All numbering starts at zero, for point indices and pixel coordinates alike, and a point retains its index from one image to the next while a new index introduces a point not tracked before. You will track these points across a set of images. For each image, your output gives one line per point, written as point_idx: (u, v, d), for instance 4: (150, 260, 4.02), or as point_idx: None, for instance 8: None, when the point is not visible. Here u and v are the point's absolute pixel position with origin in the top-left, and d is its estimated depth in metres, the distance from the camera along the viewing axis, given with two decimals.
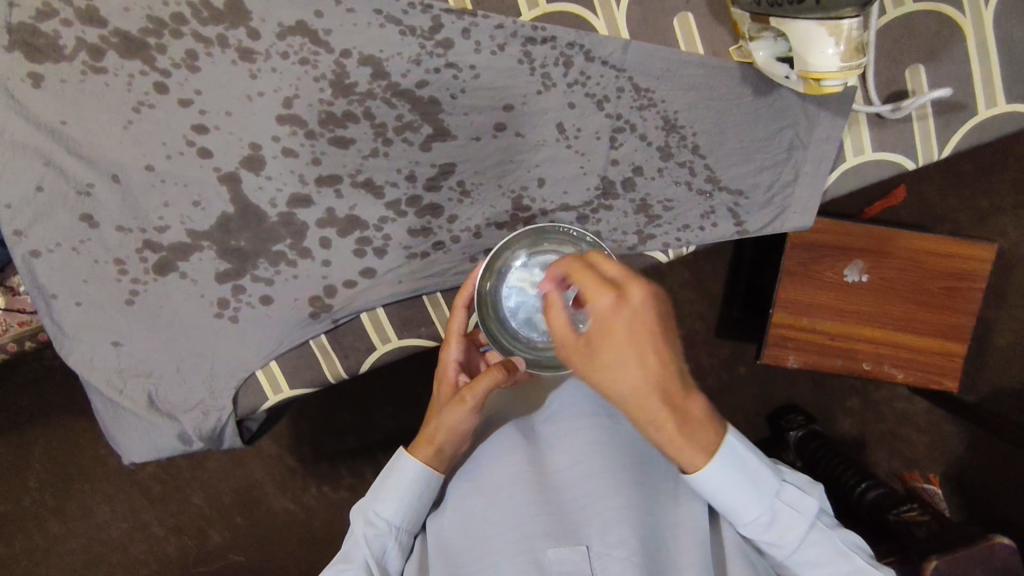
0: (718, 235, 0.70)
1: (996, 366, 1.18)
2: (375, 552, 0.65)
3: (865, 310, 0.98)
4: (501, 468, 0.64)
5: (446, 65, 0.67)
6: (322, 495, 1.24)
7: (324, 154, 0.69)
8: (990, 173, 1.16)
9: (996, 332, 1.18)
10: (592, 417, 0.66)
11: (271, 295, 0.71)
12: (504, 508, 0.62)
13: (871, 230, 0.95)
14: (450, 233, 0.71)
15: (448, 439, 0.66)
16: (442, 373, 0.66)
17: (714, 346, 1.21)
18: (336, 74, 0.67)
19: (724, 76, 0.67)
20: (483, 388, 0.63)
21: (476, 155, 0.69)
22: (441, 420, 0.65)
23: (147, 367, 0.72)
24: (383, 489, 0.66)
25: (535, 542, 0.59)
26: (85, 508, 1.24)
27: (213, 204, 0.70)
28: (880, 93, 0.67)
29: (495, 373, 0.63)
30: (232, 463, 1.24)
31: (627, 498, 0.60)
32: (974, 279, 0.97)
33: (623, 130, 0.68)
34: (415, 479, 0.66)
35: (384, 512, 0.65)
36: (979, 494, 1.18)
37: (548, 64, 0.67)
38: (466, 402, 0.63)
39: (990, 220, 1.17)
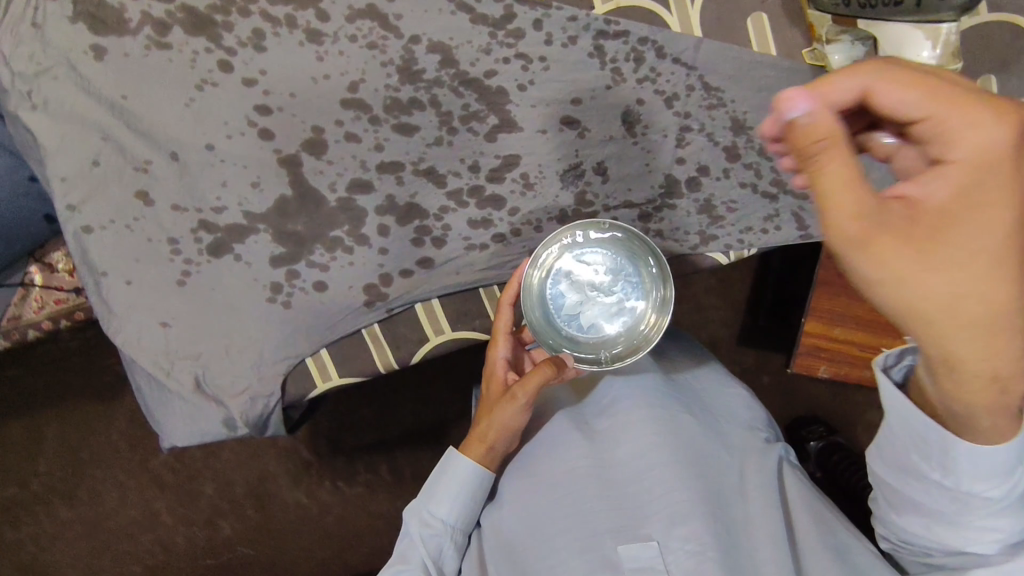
0: (782, 238, 0.69)
1: None
2: (432, 552, 0.66)
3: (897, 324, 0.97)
4: (560, 464, 0.65)
5: (516, 56, 0.66)
6: (338, 489, 1.23)
7: (387, 141, 0.68)
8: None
9: None
10: (648, 408, 0.65)
11: (325, 281, 0.70)
12: (569, 505, 0.63)
13: None
14: (510, 226, 0.70)
15: (500, 437, 0.66)
16: (492, 371, 0.67)
17: (741, 352, 1.20)
18: (404, 59, 0.66)
19: (796, 78, 0.66)
20: (532, 385, 0.63)
21: (541, 148, 0.68)
22: (492, 417, 0.65)
23: (195, 349, 0.71)
24: (437, 489, 0.66)
25: (604, 539, 0.62)
26: (98, 492, 1.22)
27: (271, 186, 0.69)
28: None
29: (545, 369, 0.63)
30: (251, 452, 1.22)
31: (693, 494, 0.60)
32: None
33: (691, 129, 0.68)
34: (467, 476, 0.66)
35: (438, 512, 0.66)
36: None
37: (619, 59, 0.66)
38: (516, 400, 0.63)
39: None
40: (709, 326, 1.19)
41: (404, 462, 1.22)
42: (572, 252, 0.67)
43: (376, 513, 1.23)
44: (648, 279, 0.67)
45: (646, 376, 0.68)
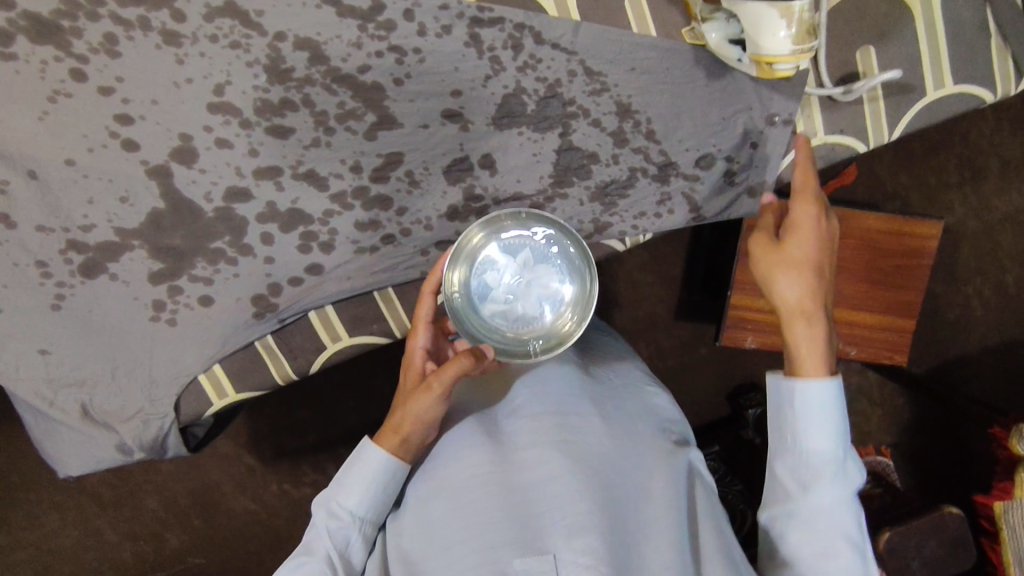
0: (673, 222, 0.69)
1: (941, 339, 1.23)
2: (337, 543, 0.63)
3: None
4: (464, 470, 0.62)
5: (389, 49, 0.64)
6: (284, 491, 1.21)
7: (262, 145, 0.65)
8: (936, 150, 1.18)
9: (941, 307, 1.23)
10: (555, 413, 0.64)
11: (210, 295, 0.68)
12: (469, 512, 0.60)
13: (825, 210, 0.95)
14: (399, 225, 0.68)
15: (414, 428, 0.64)
16: (409, 361, 0.65)
17: (672, 328, 1.20)
18: (271, 58, 0.63)
19: (677, 58, 0.65)
20: (449, 376, 0.61)
21: (425, 143, 0.66)
22: (407, 407, 0.64)
23: (78, 375, 0.67)
24: (348, 479, 0.64)
25: (500, 551, 0.57)
26: (26, 518, 1.18)
27: (142, 200, 0.65)
28: (832, 74, 0.66)
29: (462, 360, 0.61)
30: (183, 466, 1.19)
31: (592, 501, 0.58)
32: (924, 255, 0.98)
33: (576, 116, 0.66)
34: (381, 468, 0.64)
35: (347, 503, 0.64)
36: (930, 465, 1.22)
37: (496, 47, 0.64)
38: (433, 389, 0.62)
39: (938, 197, 1.19)
40: (639, 304, 1.19)
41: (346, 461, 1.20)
42: (496, 244, 0.66)
43: None
44: (571, 267, 0.66)
45: (556, 380, 0.67)
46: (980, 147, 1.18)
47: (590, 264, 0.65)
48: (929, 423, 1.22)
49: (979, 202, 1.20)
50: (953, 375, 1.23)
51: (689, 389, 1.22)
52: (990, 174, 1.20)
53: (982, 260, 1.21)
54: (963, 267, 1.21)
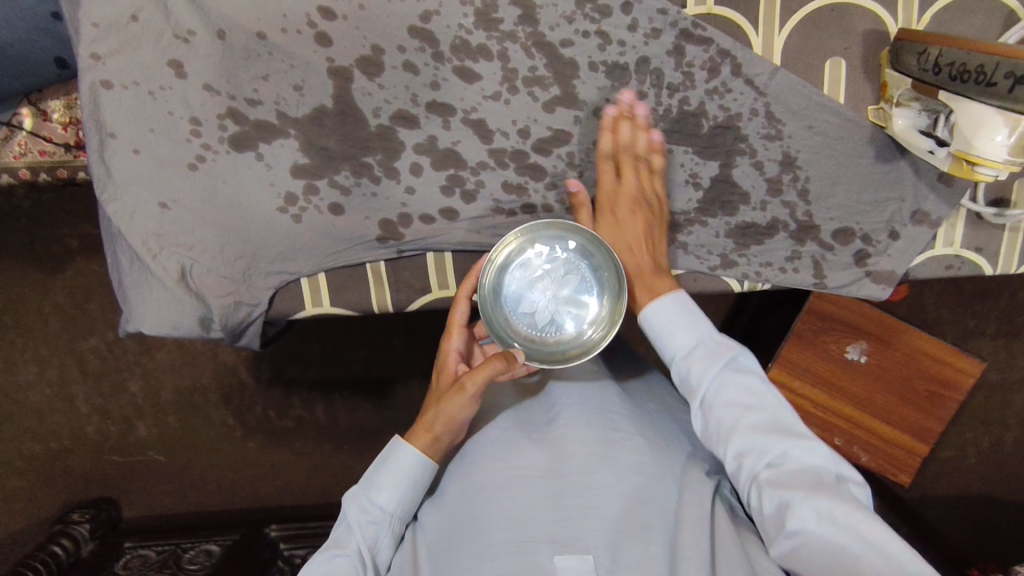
0: (795, 280, 0.71)
1: (938, 473, 1.27)
2: (368, 539, 0.63)
3: (855, 391, 1.02)
4: (500, 465, 0.64)
5: (596, 33, 0.65)
6: (267, 417, 1.16)
7: (445, 81, 0.66)
8: (988, 298, 1.23)
9: (948, 443, 1.27)
10: (595, 424, 0.65)
11: (342, 205, 0.68)
12: (505, 504, 0.61)
13: (883, 318, 1.01)
14: (544, 199, 0.69)
15: (446, 428, 0.64)
16: (442, 362, 0.64)
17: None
18: (485, 4, 0.64)
19: (856, 131, 0.67)
20: (481, 378, 0.60)
21: (594, 130, 0.67)
22: (439, 409, 0.63)
23: (189, 239, 0.67)
24: (379, 477, 0.64)
25: (538, 545, 0.59)
26: (13, 360, 1.13)
27: (313, 93, 0.65)
28: (986, 195, 0.69)
29: (494, 363, 0.60)
30: (187, 360, 1.14)
31: (638, 519, 0.60)
32: (957, 390, 1.02)
33: (742, 153, 0.68)
34: (418, 467, 0.65)
35: (377, 499, 0.64)
36: None
37: (694, 66, 0.66)
38: (465, 391, 0.61)
39: (973, 340, 1.25)
40: None
41: (341, 408, 1.16)
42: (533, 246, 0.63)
43: (304, 450, 1.17)
44: (603, 284, 0.63)
45: (594, 394, 0.69)
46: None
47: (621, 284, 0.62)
48: None
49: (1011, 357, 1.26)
50: (938, 510, 1.28)
51: None
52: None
53: (995, 412, 1.26)
54: (978, 411, 1.26)
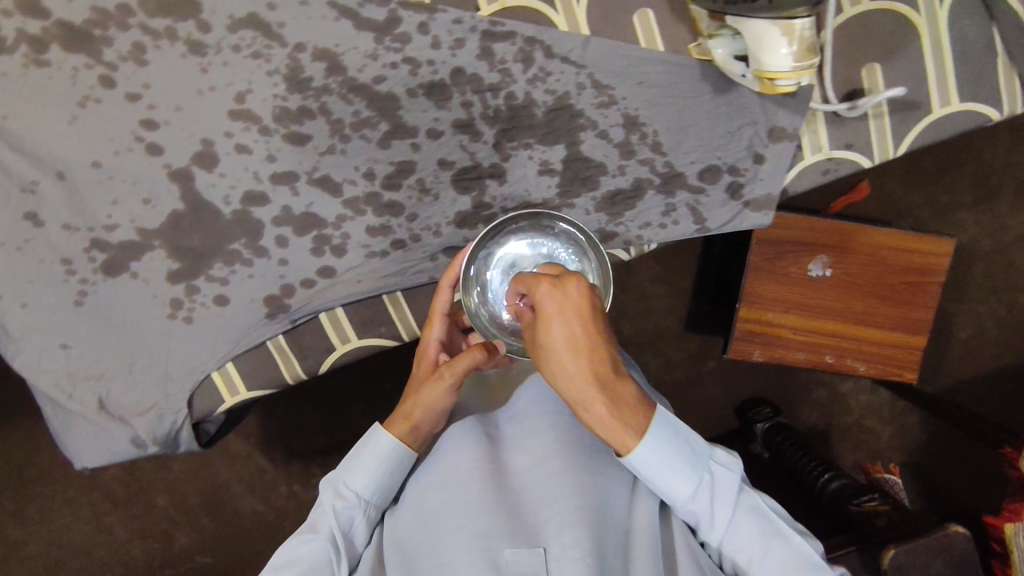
0: (678, 232, 0.70)
1: (959, 356, 1.26)
2: (342, 523, 0.62)
3: (830, 305, 0.96)
4: (461, 462, 0.62)
5: (404, 61, 0.66)
6: (292, 493, 1.19)
7: (279, 151, 0.67)
8: (951, 170, 1.23)
9: (959, 324, 1.26)
10: (549, 417, 0.65)
11: (226, 294, 0.70)
12: (465, 503, 0.59)
13: (834, 226, 0.93)
14: (409, 231, 0.70)
15: (426, 415, 0.65)
16: (423, 351, 0.65)
17: (685, 338, 1.21)
18: (290, 68, 0.65)
19: (685, 73, 0.67)
20: (462, 365, 0.62)
21: (434, 151, 0.68)
22: (419, 396, 0.64)
23: (97, 370, 0.70)
24: (356, 460, 0.64)
25: (494, 540, 0.57)
26: (49, 509, 1.17)
27: (163, 202, 0.68)
28: (837, 91, 0.67)
29: (475, 353, 0.61)
30: (200, 463, 1.18)
31: (587, 499, 0.58)
32: (934, 274, 0.95)
33: (584, 128, 0.68)
34: (393, 454, 0.64)
35: (354, 484, 0.63)
36: (939, 481, 1.24)
37: (507, 63, 0.66)
38: (444, 378, 0.62)
39: (952, 214, 1.24)
40: (654, 314, 1.19)
41: None
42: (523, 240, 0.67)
43: None
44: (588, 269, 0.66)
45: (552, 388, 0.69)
46: (994, 165, 1.23)
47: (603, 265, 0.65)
48: (938, 439, 1.24)
49: (991, 222, 1.24)
50: (964, 392, 1.27)
51: (700, 400, 1.23)
52: (1001, 193, 1.24)
53: (995, 279, 1.24)
54: (980, 283, 1.25)
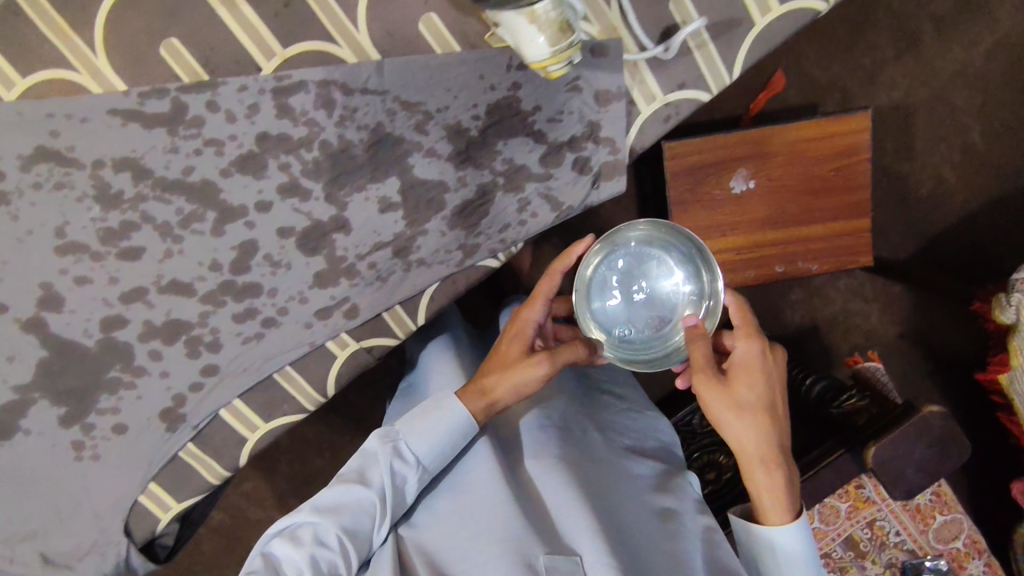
0: (539, 225, 0.68)
1: (925, 212, 1.27)
2: (394, 480, 0.62)
3: (765, 216, 0.91)
4: (481, 473, 0.63)
5: (206, 144, 0.63)
6: None
7: (118, 271, 0.65)
8: (866, 30, 1.22)
9: (917, 183, 1.26)
10: (562, 436, 0.67)
11: (121, 422, 0.69)
12: (490, 509, 0.59)
13: (740, 135, 0.88)
14: (275, 306, 0.68)
15: (506, 394, 0.65)
16: (522, 330, 0.69)
17: None
18: (97, 187, 0.63)
19: (491, 66, 0.63)
20: (565, 356, 0.66)
21: (270, 221, 0.66)
22: (509, 372, 0.65)
23: (29, 529, 0.71)
24: (423, 420, 0.64)
25: (526, 542, 0.56)
26: None
27: (28, 354, 0.67)
28: (652, 34, 0.63)
29: (578, 348, 0.67)
30: (225, 539, 1.22)
31: (605, 513, 0.59)
32: (859, 152, 0.89)
33: (411, 152, 0.65)
34: (461, 422, 0.64)
35: (415, 447, 0.63)
36: (937, 340, 1.27)
37: (310, 114, 0.63)
38: (544, 361, 0.65)
39: (880, 73, 1.23)
40: None
41: None
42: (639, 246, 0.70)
43: None
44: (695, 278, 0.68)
45: (556, 403, 0.72)
46: (907, 13, 1.21)
47: (710, 275, 0.66)
48: (926, 302, 1.27)
49: (917, 72, 1.23)
50: (954, 242, 1.27)
51: None
52: (925, 37, 1.22)
53: (943, 126, 1.24)
54: (925, 136, 1.25)
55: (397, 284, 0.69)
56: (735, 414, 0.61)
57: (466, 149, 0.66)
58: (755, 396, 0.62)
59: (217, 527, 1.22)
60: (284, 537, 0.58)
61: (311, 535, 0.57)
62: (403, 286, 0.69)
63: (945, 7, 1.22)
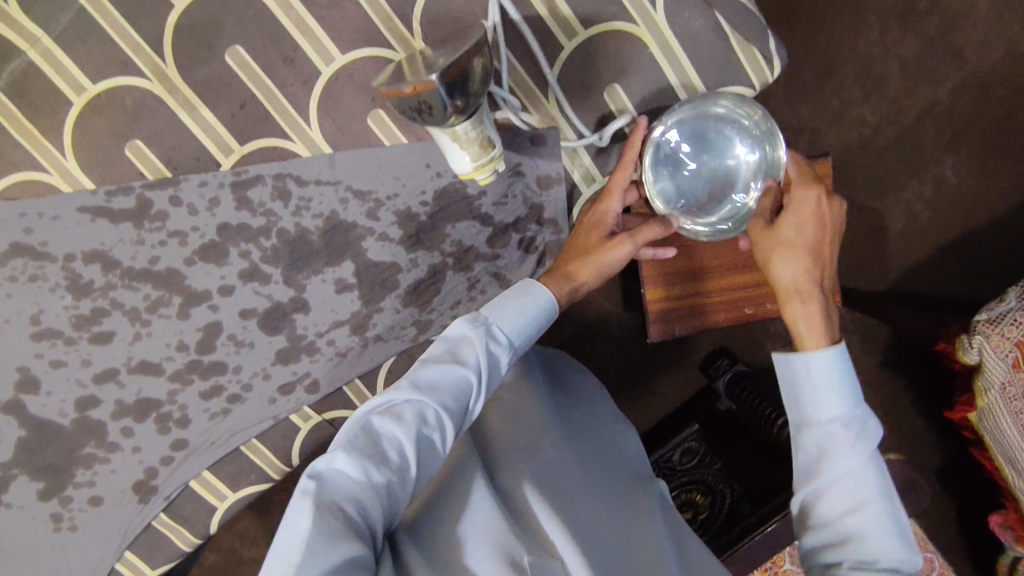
0: (488, 300, 0.72)
1: (901, 246, 1.25)
2: (489, 363, 0.54)
3: None
4: (463, 475, 0.58)
5: (170, 234, 0.67)
6: None
7: (91, 354, 0.69)
8: (834, 71, 1.20)
9: (890, 218, 1.24)
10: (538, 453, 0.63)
11: (96, 495, 0.72)
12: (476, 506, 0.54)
13: None
14: (239, 383, 0.71)
15: (591, 278, 0.64)
16: (601, 219, 0.66)
17: (615, 325, 1.24)
18: (69, 278, 0.67)
19: (438, 154, 0.68)
20: (650, 237, 0.64)
21: (232, 305, 0.69)
22: (595, 258, 0.64)
23: None
24: (505, 303, 0.58)
25: (507, 543, 0.50)
26: None
27: (7, 433, 0.70)
28: (588, 122, 0.67)
29: (660, 228, 0.64)
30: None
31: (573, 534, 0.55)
32: None
33: (364, 235, 0.69)
34: (543, 308, 0.59)
35: (503, 327, 0.56)
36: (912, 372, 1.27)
37: (266, 204, 0.67)
38: (630, 243, 0.64)
39: (849, 113, 1.21)
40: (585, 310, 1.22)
41: None
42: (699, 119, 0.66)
43: None
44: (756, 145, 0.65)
45: (531, 417, 0.68)
46: (872, 53, 1.19)
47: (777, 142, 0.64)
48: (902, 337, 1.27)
49: (886, 110, 1.21)
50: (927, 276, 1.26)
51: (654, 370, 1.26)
52: (891, 77, 1.20)
53: (912, 163, 1.22)
54: (896, 172, 1.22)
55: (354, 359, 0.72)
56: (779, 247, 0.59)
57: (416, 231, 0.69)
58: (806, 238, 0.59)
59: (211, 567, 1.25)
60: (380, 412, 0.49)
61: (413, 413, 0.49)
62: (360, 361, 0.72)
63: (912, 47, 1.20)
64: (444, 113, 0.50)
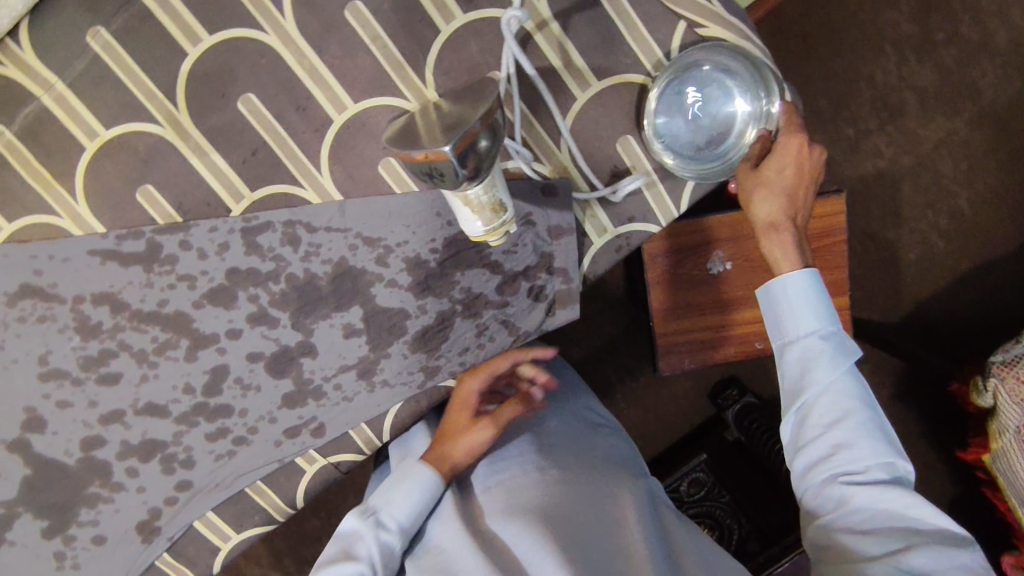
0: (497, 348, 0.72)
1: (918, 278, 1.23)
2: (381, 551, 0.68)
3: (743, 296, 0.86)
4: (444, 538, 0.68)
5: (179, 278, 0.67)
6: None
7: (98, 395, 0.69)
8: (850, 101, 1.18)
9: (906, 247, 1.22)
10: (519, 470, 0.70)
11: (100, 534, 0.72)
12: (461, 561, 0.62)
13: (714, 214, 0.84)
14: (245, 426, 0.71)
15: (465, 459, 0.75)
16: (465, 400, 0.76)
17: (625, 355, 1.23)
18: (77, 320, 0.67)
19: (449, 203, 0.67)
20: (506, 417, 0.77)
21: (240, 348, 0.69)
22: (461, 437, 0.75)
23: None
24: (394, 491, 0.71)
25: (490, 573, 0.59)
26: None
27: (13, 471, 0.70)
28: (599, 174, 0.68)
29: (514, 409, 0.78)
30: None
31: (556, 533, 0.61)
32: (836, 233, 0.86)
33: (373, 281, 0.68)
34: (426, 489, 0.71)
35: (393, 515, 0.70)
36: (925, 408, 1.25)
37: (275, 249, 0.67)
38: (492, 426, 0.75)
39: (866, 143, 1.19)
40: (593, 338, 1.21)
41: None
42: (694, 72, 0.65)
43: None
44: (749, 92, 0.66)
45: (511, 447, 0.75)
46: (890, 85, 1.18)
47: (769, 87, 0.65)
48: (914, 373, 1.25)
49: (903, 141, 1.19)
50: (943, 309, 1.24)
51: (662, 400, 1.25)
52: (908, 108, 1.19)
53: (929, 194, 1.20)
54: (914, 205, 1.21)
55: (360, 404, 0.72)
56: (759, 191, 0.64)
57: (425, 278, 0.69)
58: (782, 188, 0.64)
59: None
60: None
61: None
62: (367, 407, 0.72)
63: (928, 78, 1.19)
64: (455, 177, 0.50)
